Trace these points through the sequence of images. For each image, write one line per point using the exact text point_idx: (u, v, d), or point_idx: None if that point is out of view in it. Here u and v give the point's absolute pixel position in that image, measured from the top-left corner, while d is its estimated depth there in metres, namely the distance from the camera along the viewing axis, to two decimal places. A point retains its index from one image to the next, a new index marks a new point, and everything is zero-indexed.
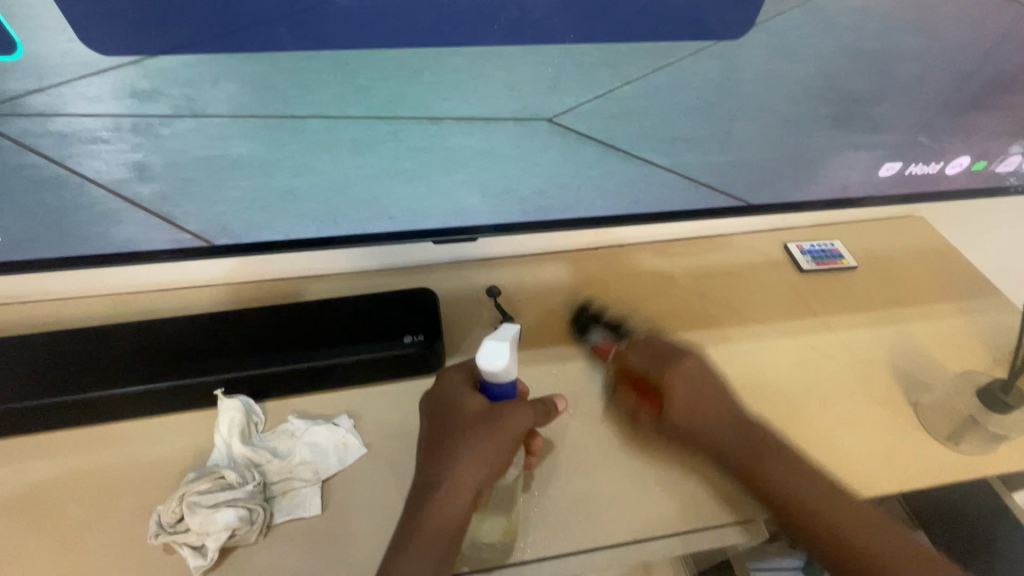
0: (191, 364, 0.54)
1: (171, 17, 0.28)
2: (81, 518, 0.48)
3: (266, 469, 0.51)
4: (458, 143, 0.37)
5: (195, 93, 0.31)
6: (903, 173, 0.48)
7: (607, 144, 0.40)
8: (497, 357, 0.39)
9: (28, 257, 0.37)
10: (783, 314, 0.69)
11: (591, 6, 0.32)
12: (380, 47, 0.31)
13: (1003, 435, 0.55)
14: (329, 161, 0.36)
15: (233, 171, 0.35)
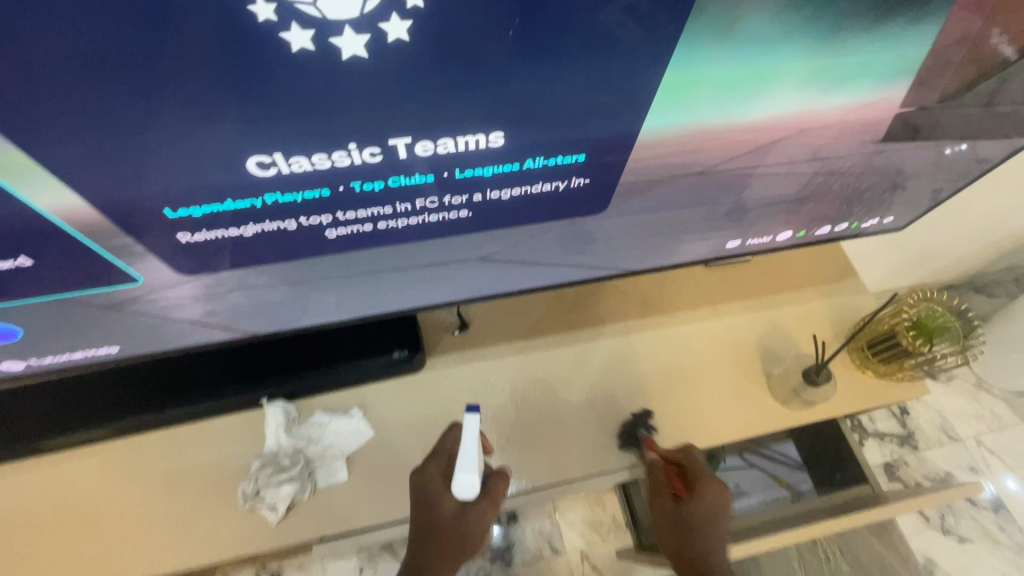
0: (240, 383, 0.74)
1: (232, 253, 0.47)
2: (192, 490, 0.72)
3: (307, 450, 0.74)
4: (417, 282, 0.56)
5: (242, 283, 0.50)
6: (745, 244, 0.68)
7: (538, 263, 0.59)
8: (472, 488, 0.63)
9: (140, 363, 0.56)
10: (685, 305, 0.90)
11: (508, 211, 0.51)
12: (371, 245, 0.50)
13: (812, 401, 0.80)
14: (341, 296, 0.55)
15: (270, 311, 0.54)
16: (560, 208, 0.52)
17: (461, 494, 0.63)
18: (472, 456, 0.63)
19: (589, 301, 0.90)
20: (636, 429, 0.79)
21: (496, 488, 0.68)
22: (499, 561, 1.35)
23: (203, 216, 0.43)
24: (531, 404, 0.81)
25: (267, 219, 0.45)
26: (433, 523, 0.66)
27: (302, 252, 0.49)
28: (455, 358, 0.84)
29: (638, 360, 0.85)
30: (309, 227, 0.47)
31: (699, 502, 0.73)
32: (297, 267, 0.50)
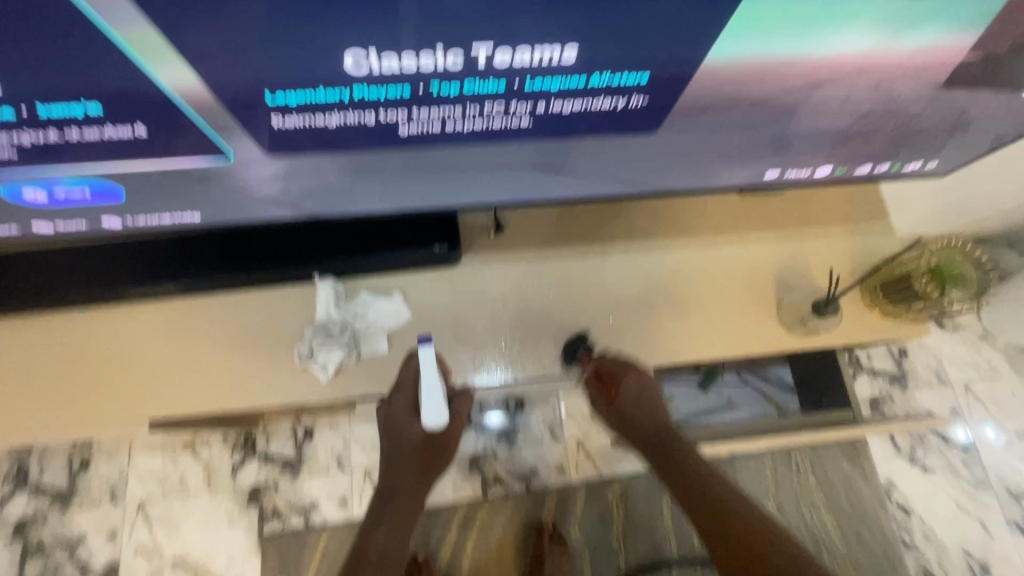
0: (294, 258, 0.81)
1: (311, 139, 0.50)
2: (255, 346, 0.83)
3: (353, 323, 0.84)
4: (471, 181, 0.59)
5: (315, 166, 0.54)
6: (783, 175, 0.69)
7: (583, 175, 0.62)
8: (439, 415, 0.75)
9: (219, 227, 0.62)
10: (713, 230, 0.93)
11: (567, 122, 0.53)
12: (435, 143, 0.53)
13: (816, 331, 0.87)
14: (399, 188, 0.59)
15: (334, 194, 0.59)
16: (614, 125, 0.54)
17: (431, 423, 0.76)
18: (433, 392, 0.74)
19: (620, 217, 0.93)
20: (576, 350, 0.86)
21: (457, 407, 0.81)
22: (504, 440, 1.53)
23: (298, 105, 0.47)
24: (553, 306, 0.89)
25: (350, 110, 0.48)
26: (402, 448, 0.83)
27: (372, 144, 0.52)
28: (488, 258, 0.90)
29: (658, 277, 0.90)
30: (385, 122, 0.50)
31: (637, 378, 0.86)
32: (365, 157, 0.54)
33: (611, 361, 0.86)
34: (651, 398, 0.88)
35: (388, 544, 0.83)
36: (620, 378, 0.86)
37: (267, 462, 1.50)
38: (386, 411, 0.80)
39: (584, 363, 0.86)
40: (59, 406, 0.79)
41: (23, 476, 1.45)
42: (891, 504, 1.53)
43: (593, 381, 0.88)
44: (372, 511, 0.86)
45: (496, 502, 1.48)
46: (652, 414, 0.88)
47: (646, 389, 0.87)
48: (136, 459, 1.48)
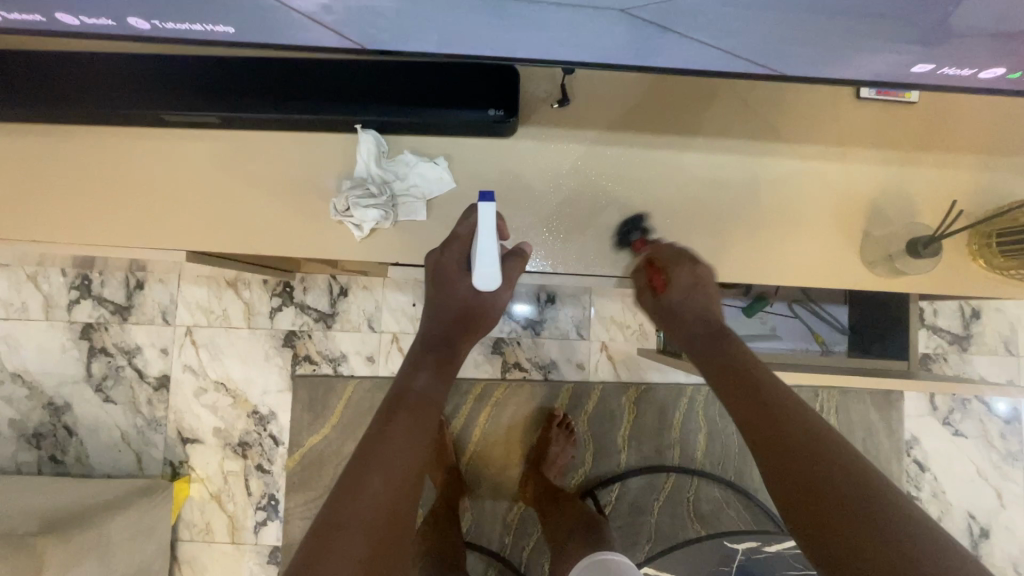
0: (338, 102, 0.74)
1: None
2: (293, 192, 0.80)
3: (392, 184, 0.78)
4: (545, 19, 0.49)
5: None
6: (935, 72, 0.55)
7: (678, 32, 0.51)
8: (491, 277, 0.72)
9: (255, 42, 0.54)
10: (811, 138, 0.79)
11: None
12: None
13: (902, 272, 0.76)
14: (458, 16, 0.50)
15: (383, 16, 0.50)
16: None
17: (483, 284, 0.73)
18: (489, 251, 0.70)
19: (705, 106, 0.80)
20: (631, 230, 0.81)
21: (511, 267, 0.77)
22: (530, 329, 1.53)
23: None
24: (608, 198, 0.81)
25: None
26: (446, 300, 0.83)
27: None
28: (547, 133, 0.80)
29: (733, 182, 0.80)
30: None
31: (691, 269, 0.80)
32: None
33: (670, 249, 0.79)
34: (704, 291, 0.82)
35: (432, 386, 0.83)
36: (673, 268, 0.80)
37: (303, 311, 1.57)
38: (436, 258, 0.78)
39: (639, 248, 0.81)
40: (106, 222, 0.80)
41: (85, 285, 1.57)
42: (907, 458, 1.50)
43: (642, 273, 0.84)
44: (416, 356, 0.86)
45: (513, 384, 1.53)
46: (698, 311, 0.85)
47: (701, 283, 0.81)
48: (185, 288, 1.57)
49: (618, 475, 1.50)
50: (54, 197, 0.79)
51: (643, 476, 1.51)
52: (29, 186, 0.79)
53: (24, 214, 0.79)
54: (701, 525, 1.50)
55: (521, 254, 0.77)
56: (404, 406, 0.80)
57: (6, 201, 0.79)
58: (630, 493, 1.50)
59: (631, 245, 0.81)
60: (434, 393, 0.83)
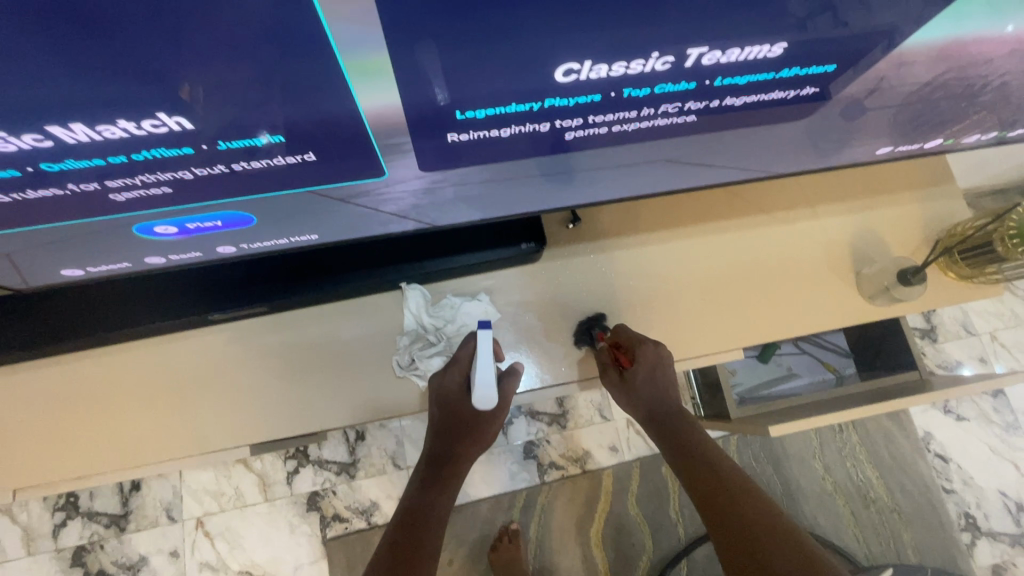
0: (380, 267, 0.78)
1: (466, 156, 0.46)
2: (350, 355, 0.83)
3: (445, 328, 0.83)
4: (598, 177, 0.58)
5: (458, 178, 0.50)
6: (893, 150, 0.72)
7: (703, 162, 0.61)
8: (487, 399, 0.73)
9: (338, 240, 0.59)
10: (786, 206, 0.93)
11: (718, 118, 0.51)
12: (590, 148, 0.50)
13: (901, 300, 0.87)
14: (528, 188, 0.57)
15: (463, 201, 0.56)
16: (772, 108, 0.53)
17: (482, 403, 0.74)
18: (487, 375, 0.73)
19: (693, 198, 0.92)
20: (590, 328, 0.85)
21: (507, 387, 0.79)
22: (556, 424, 1.54)
23: (482, 118, 0.41)
24: (638, 293, 0.88)
25: (528, 122, 0.43)
26: (449, 421, 0.80)
27: (529, 153, 0.48)
28: (568, 251, 0.89)
29: (737, 257, 0.91)
30: (557, 129, 0.45)
31: (654, 348, 0.80)
32: (515, 166, 0.50)
33: (629, 331, 0.82)
34: (666, 371, 0.81)
35: (436, 506, 0.79)
36: (638, 352, 0.80)
37: (322, 467, 1.50)
38: (439, 383, 0.78)
39: (601, 338, 0.84)
40: (167, 435, 0.79)
41: (72, 503, 1.42)
42: (929, 454, 1.58)
43: (607, 353, 0.83)
44: (420, 477, 0.82)
45: (554, 485, 1.50)
46: (659, 396, 0.82)
47: (664, 362, 0.81)
48: (188, 476, 1.46)
49: (682, 550, 1.47)
50: (111, 422, 0.78)
51: (706, 545, 1.48)
52: (81, 418, 0.78)
53: (81, 448, 0.77)
54: None
55: (517, 371, 0.80)
56: (407, 533, 0.76)
57: (56, 438, 0.77)
58: (699, 566, 1.47)
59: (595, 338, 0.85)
60: (439, 512, 0.79)
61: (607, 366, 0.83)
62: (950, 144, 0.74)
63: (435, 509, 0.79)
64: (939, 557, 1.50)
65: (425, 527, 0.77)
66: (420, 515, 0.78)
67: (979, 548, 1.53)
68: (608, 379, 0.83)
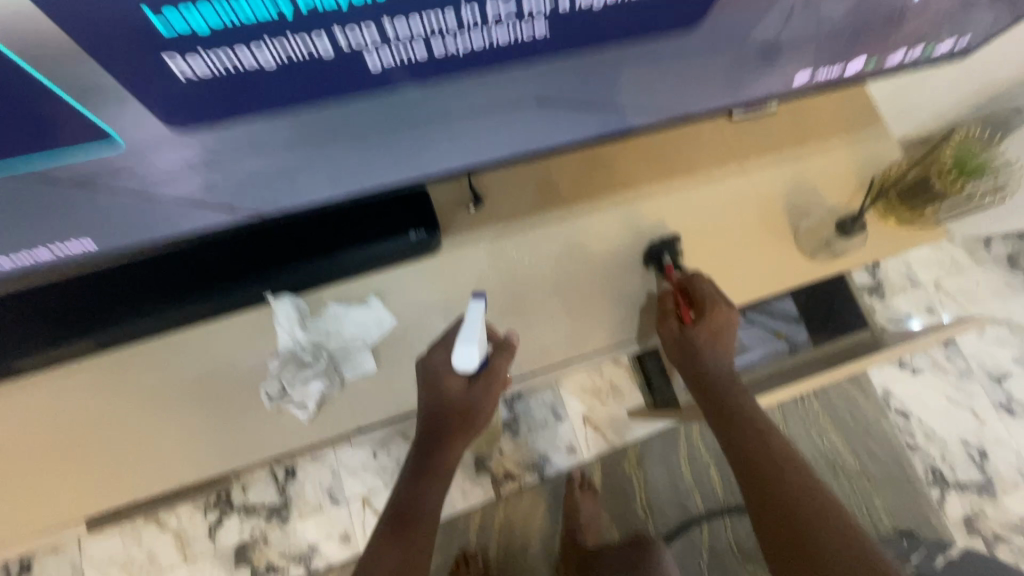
0: (238, 278, 0.65)
1: (232, 98, 0.39)
2: (210, 390, 0.67)
3: (328, 345, 0.69)
4: (438, 132, 0.49)
5: (247, 132, 0.43)
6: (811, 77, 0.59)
7: (571, 104, 0.50)
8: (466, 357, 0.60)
9: (133, 241, 0.50)
10: (710, 163, 0.83)
11: (559, 35, 0.42)
12: (397, 82, 0.42)
13: (842, 252, 0.79)
14: (351, 153, 0.48)
15: (278, 173, 0.47)
16: (634, 20, 0.43)
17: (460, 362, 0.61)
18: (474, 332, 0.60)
19: (610, 165, 0.81)
20: (661, 253, 0.77)
21: (498, 365, 0.67)
22: (507, 431, 1.42)
23: (209, 35, 0.34)
24: (558, 277, 0.77)
25: (290, 38, 0.36)
26: (438, 410, 0.67)
27: (320, 90, 0.41)
28: (472, 237, 0.76)
29: (664, 224, 0.80)
30: (338, 49, 0.38)
31: (727, 314, 0.74)
32: (311, 112, 0.42)
33: (708, 287, 0.74)
34: (726, 339, 0.76)
35: (426, 498, 0.71)
36: (713, 311, 0.73)
37: (249, 514, 1.33)
38: (426, 366, 0.65)
39: (670, 272, 0.76)
40: None
41: None
42: (891, 412, 1.54)
43: (670, 301, 0.76)
44: (410, 466, 0.73)
45: (511, 498, 1.38)
46: (716, 362, 0.77)
47: (728, 329, 0.75)
48: (90, 546, 1.27)
49: None
50: None
51: (678, 539, 1.39)
52: None
53: None
54: (755, 565, 1.38)
55: (508, 347, 0.67)
56: (393, 531, 0.70)
57: None
58: None
59: (662, 269, 0.77)
60: (429, 506, 0.72)
61: (666, 314, 0.76)
62: (875, 69, 0.61)
63: (425, 501, 0.71)
64: (912, 517, 1.46)
65: (410, 526, 0.70)
66: (405, 514, 0.70)
67: (949, 502, 1.50)
68: (665, 330, 0.76)
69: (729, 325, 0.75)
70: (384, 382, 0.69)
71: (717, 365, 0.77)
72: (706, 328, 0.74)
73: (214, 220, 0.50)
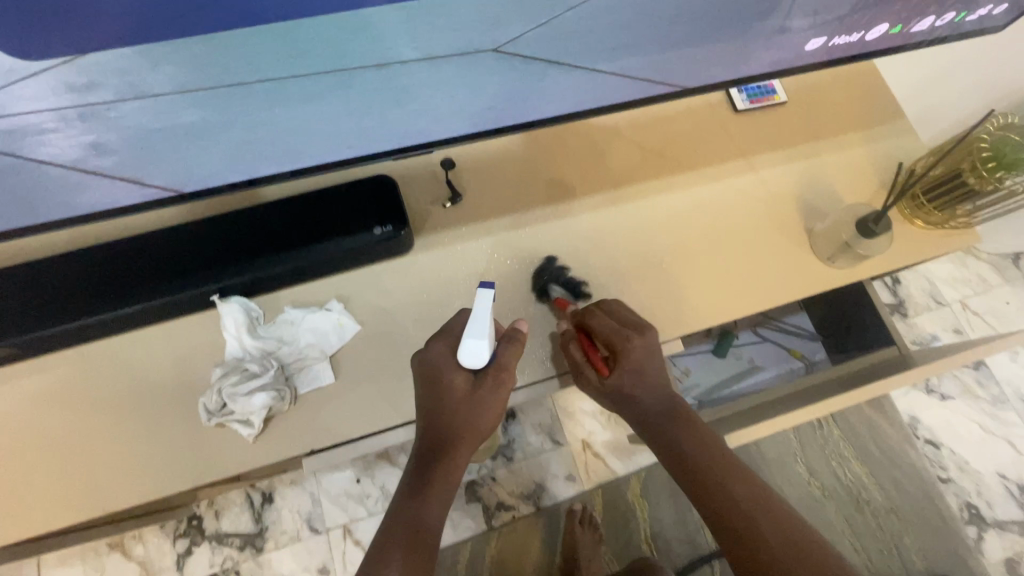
0: (182, 278, 0.58)
1: (95, 22, 0.29)
2: (144, 404, 0.59)
3: (280, 354, 0.61)
4: (396, 91, 0.38)
5: (134, 80, 0.31)
6: (827, 46, 0.50)
7: (553, 61, 0.41)
8: (476, 355, 0.52)
9: (13, 228, 0.39)
10: (714, 159, 0.76)
11: None
12: (323, 9, 0.31)
13: (865, 256, 0.70)
14: (283, 113, 0.37)
15: (190, 136, 0.36)
16: None
17: (468, 361, 0.52)
18: (488, 324, 0.52)
19: (603, 161, 0.74)
20: (548, 286, 0.67)
21: (507, 359, 0.55)
22: (501, 457, 1.31)
23: None
24: (544, 281, 0.68)
25: None
26: (445, 400, 0.53)
27: (216, 15, 0.30)
28: (448, 236, 0.69)
29: (663, 224, 0.72)
30: None
31: (642, 341, 0.60)
32: (209, 50, 0.31)
33: (607, 317, 0.61)
34: (658, 371, 0.61)
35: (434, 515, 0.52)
36: (621, 346, 0.59)
37: (221, 543, 1.23)
38: (422, 359, 0.54)
39: (563, 306, 0.66)
40: None
41: None
42: (918, 440, 1.41)
43: (574, 343, 0.62)
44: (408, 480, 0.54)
45: (504, 531, 1.27)
46: (664, 399, 0.60)
47: (657, 360, 0.61)
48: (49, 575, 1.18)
49: None
50: None
51: None
52: None
53: None
54: None
55: (518, 339, 0.56)
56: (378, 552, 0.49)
57: None
58: None
59: (554, 304, 0.67)
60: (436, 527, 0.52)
61: (581, 365, 0.61)
62: (900, 38, 0.52)
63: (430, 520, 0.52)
64: (946, 559, 1.32)
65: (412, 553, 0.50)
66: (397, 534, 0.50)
67: (988, 543, 1.36)
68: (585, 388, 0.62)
69: (650, 354, 0.60)
70: (342, 397, 0.61)
71: (659, 403, 0.60)
72: (623, 374, 0.60)
73: (121, 201, 0.40)
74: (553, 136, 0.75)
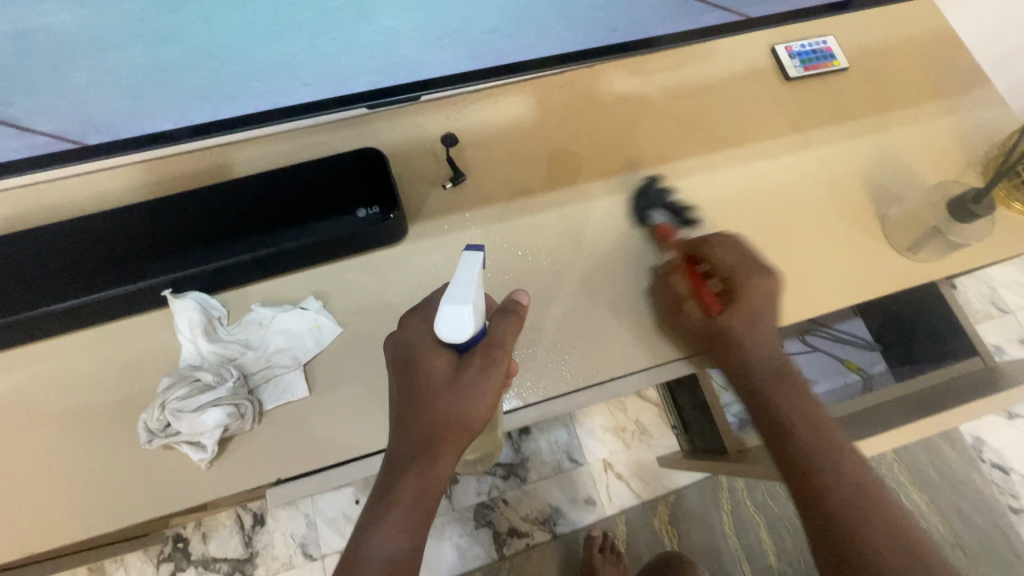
0: (126, 269, 0.49)
1: None
2: (76, 422, 0.49)
3: (243, 361, 0.51)
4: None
5: None
6: None
7: None
8: (459, 323, 0.36)
9: None
10: (764, 133, 0.64)
11: None
12: None
13: (961, 244, 0.57)
14: (202, 21, 0.27)
15: (73, 50, 0.27)
16: None
17: (447, 334, 0.37)
18: (475, 282, 0.36)
19: (632, 136, 0.63)
20: (649, 211, 0.60)
21: (502, 336, 0.41)
22: (513, 477, 1.19)
23: None
24: (563, 276, 0.57)
25: None
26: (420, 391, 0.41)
27: None
28: (449, 223, 0.58)
29: (705, 210, 0.61)
30: None
31: (766, 281, 0.53)
32: None
33: (731, 249, 0.54)
34: (768, 321, 0.53)
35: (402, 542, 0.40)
36: (745, 282, 0.53)
37: (208, 569, 1.12)
38: (396, 342, 0.44)
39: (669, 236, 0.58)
40: None
41: None
42: (984, 465, 1.25)
43: (679, 276, 0.56)
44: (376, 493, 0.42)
45: (517, 561, 1.14)
46: (766, 355, 0.52)
47: (774, 302, 0.53)
48: None
49: None
50: None
51: None
52: None
53: None
54: None
55: (515, 311, 0.43)
56: None
57: None
58: None
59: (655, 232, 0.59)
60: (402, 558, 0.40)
61: (683, 300, 0.55)
62: None
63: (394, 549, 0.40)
64: None
65: None
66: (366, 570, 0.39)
67: None
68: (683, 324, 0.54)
69: (771, 296, 0.53)
70: (319, 416, 0.50)
71: (761, 356, 0.52)
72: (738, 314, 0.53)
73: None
74: (573, 109, 0.64)
